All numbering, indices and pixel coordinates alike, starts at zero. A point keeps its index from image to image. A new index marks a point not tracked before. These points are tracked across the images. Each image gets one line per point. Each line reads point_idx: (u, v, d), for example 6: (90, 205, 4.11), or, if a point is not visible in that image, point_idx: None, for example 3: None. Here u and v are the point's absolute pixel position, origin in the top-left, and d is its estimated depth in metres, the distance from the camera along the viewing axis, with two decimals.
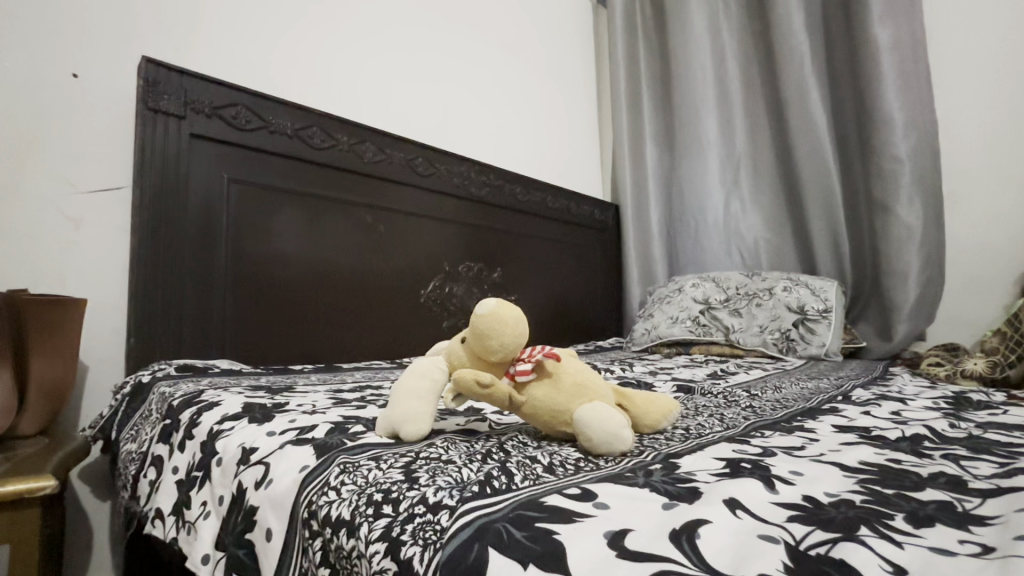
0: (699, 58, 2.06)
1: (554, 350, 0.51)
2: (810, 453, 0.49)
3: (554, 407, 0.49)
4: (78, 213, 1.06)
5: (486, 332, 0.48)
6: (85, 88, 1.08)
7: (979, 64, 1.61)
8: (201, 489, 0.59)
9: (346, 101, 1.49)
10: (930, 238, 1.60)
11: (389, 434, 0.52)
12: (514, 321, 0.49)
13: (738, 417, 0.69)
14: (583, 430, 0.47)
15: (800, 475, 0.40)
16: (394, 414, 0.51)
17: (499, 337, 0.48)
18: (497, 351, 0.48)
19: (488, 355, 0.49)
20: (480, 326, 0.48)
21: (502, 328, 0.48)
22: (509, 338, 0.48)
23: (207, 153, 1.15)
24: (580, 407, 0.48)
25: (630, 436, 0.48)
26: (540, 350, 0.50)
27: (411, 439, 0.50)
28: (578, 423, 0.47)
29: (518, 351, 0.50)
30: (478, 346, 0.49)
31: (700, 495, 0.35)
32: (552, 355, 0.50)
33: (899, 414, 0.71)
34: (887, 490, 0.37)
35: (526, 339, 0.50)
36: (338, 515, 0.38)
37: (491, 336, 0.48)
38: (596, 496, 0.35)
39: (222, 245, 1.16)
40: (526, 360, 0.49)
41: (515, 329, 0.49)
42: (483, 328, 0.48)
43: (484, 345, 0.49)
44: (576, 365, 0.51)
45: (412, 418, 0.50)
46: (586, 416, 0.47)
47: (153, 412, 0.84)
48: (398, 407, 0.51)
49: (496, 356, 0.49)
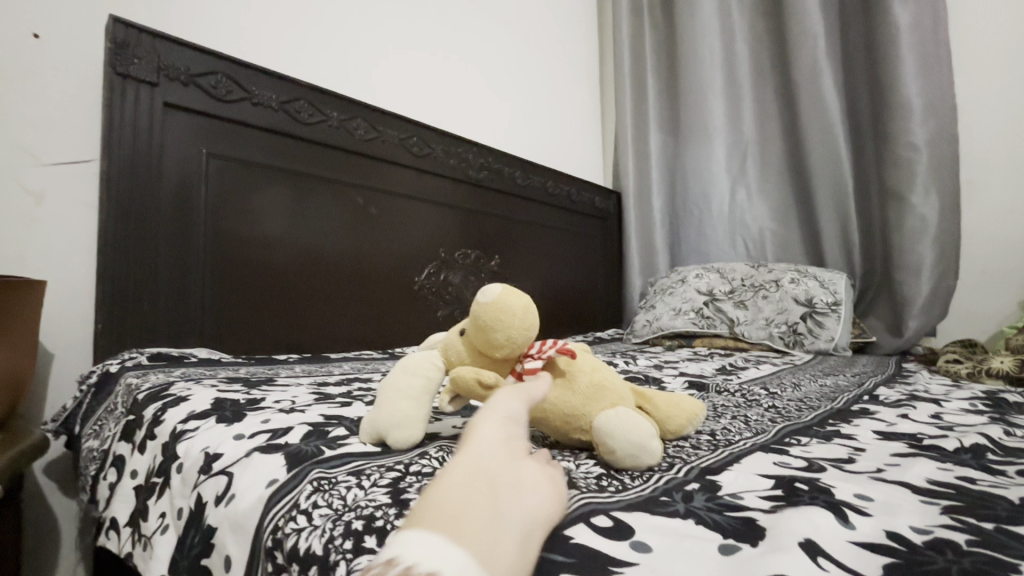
0: (707, 39, 1.96)
1: (567, 346, 0.44)
2: (864, 467, 0.43)
3: (568, 412, 0.42)
4: (40, 186, 0.97)
5: (490, 324, 0.41)
6: (47, 50, 0.99)
7: (1002, 49, 1.54)
8: (159, 498, 0.51)
9: (334, 74, 1.40)
10: (946, 230, 1.53)
11: (374, 439, 0.44)
12: (523, 313, 0.42)
13: (765, 420, 0.62)
14: (605, 440, 0.40)
15: (871, 501, 0.33)
16: (381, 413, 0.43)
17: (506, 329, 0.41)
18: (503, 346, 0.41)
19: (493, 350, 0.42)
20: (484, 317, 0.41)
21: (508, 319, 0.41)
22: (518, 331, 0.41)
23: (183, 125, 1.06)
24: (601, 414, 0.41)
25: (659, 449, 0.41)
26: (552, 345, 0.43)
27: (400, 446, 0.43)
28: (598, 432, 0.40)
29: (526, 346, 0.43)
30: (480, 340, 0.42)
31: (763, 532, 0.28)
32: (566, 352, 0.43)
33: (940, 418, 0.65)
34: (986, 524, 0.30)
35: (536, 332, 0.43)
36: (307, 548, 0.31)
37: (495, 327, 0.41)
38: (633, 535, 0.28)
39: (202, 224, 1.07)
40: (535, 357, 0.42)
41: (524, 320, 0.42)
42: (485, 319, 0.41)
43: (487, 339, 0.41)
44: (594, 364, 0.44)
45: (401, 421, 0.42)
46: (605, 424, 0.40)
47: (118, 406, 0.76)
48: (384, 408, 0.43)
49: (501, 352, 0.41)
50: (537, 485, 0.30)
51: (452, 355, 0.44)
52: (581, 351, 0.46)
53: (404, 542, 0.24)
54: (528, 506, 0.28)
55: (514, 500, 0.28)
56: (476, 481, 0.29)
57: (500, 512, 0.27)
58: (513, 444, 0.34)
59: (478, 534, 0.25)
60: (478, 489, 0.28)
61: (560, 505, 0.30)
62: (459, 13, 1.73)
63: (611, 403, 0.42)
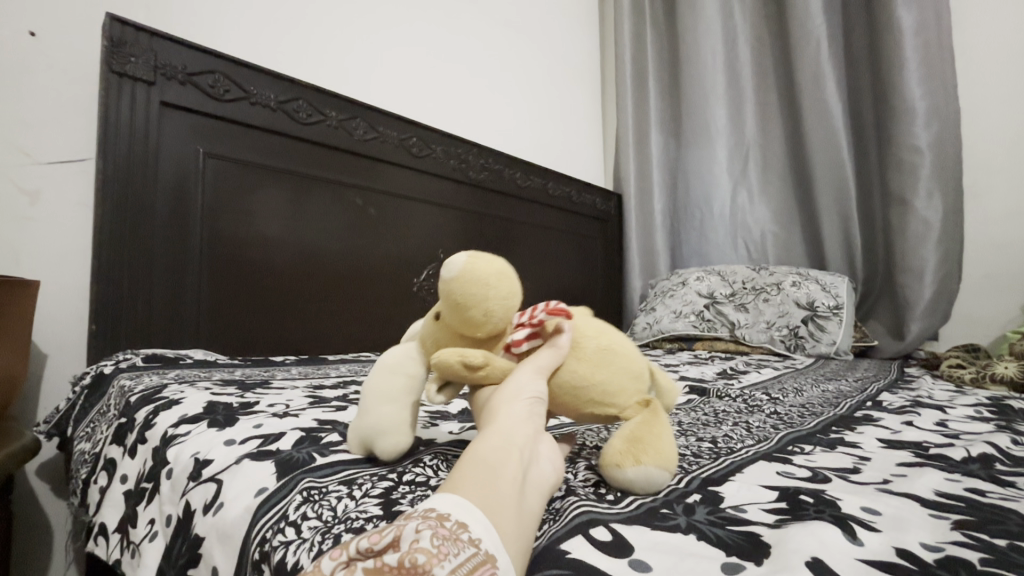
0: (709, 41, 1.95)
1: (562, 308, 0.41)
2: (870, 478, 0.41)
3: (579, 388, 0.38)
4: (36, 185, 0.96)
5: (464, 301, 0.37)
6: (44, 48, 0.98)
7: (1007, 52, 1.53)
8: (149, 505, 0.50)
9: (333, 74, 1.39)
10: (949, 234, 1.52)
11: (360, 446, 0.42)
12: (497, 280, 0.37)
13: (767, 427, 0.61)
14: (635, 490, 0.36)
15: (879, 515, 0.32)
16: (365, 419, 0.41)
17: (482, 305, 0.37)
18: (482, 322, 0.37)
19: (473, 329, 0.38)
20: (456, 294, 0.37)
21: (483, 292, 0.37)
22: (496, 303, 0.37)
23: (181, 125, 1.05)
24: (631, 469, 0.35)
25: (674, 459, 0.37)
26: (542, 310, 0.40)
27: (389, 455, 0.40)
28: (626, 482, 0.36)
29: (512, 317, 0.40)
30: (457, 320, 0.38)
31: (767, 549, 0.27)
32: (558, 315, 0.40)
33: (945, 426, 0.64)
34: (998, 541, 0.29)
35: (518, 302, 0.39)
36: (294, 563, 0.29)
37: (471, 304, 0.37)
38: (632, 552, 0.27)
39: (198, 223, 1.06)
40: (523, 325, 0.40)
41: (501, 290, 0.38)
42: (458, 296, 0.37)
43: (464, 318, 0.38)
44: (594, 329, 0.41)
45: (389, 429, 0.40)
46: (633, 478, 0.35)
47: (110, 408, 0.75)
48: (368, 416, 0.40)
49: (482, 329, 0.38)
50: (545, 464, 0.35)
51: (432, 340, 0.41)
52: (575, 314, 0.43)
53: (464, 510, 0.26)
54: (542, 487, 0.32)
55: (534, 480, 0.32)
56: (513, 455, 0.32)
57: (528, 492, 0.30)
58: (537, 419, 0.36)
59: (518, 512, 0.28)
60: (513, 463, 0.31)
61: (556, 480, 0.35)
62: (460, 13, 1.72)
63: (635, 456, 0.35)
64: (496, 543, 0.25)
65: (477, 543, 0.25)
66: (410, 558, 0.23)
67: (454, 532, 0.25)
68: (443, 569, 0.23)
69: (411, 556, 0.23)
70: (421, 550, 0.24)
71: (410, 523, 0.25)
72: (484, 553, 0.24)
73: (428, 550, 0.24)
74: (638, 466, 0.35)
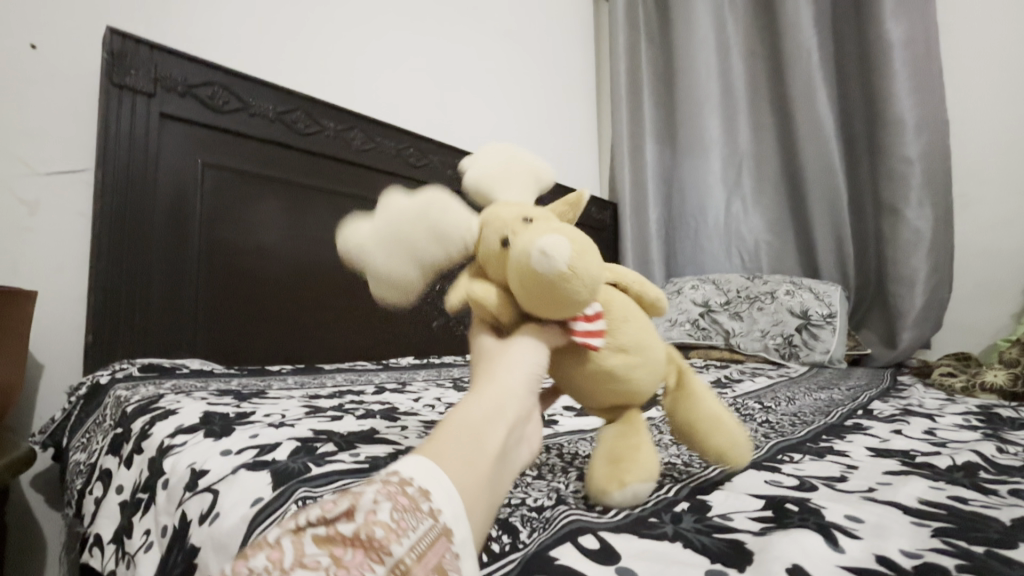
0: (703, 52, 1.98)
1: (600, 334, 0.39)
2: (856, 486, 0.42)
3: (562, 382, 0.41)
4: (35, 196, 0.97)
5: (528, 291, 0.35)
6: (45, 60, 0.99)
7: (994, 64, 1.56)
8: (145, 515, 0.50)
9: (331, 85, 1.41)
10: (940, 243, 1.53)
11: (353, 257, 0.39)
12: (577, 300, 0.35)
13: (758, 436, 0.62)
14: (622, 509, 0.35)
15: (862, 523, 0.33)
16: (388, 260, 0.38)
17: (540, 307, 0.36)
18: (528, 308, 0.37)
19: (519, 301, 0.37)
20: (528, 282, 0.35)
21: (549, 303, 0.35)
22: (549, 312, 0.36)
23: (180, 136, 1.06)
24: (618, 495, 0.35)
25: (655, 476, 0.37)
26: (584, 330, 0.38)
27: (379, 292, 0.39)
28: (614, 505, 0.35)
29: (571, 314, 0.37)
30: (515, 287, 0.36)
31: (749, 556, 0.28)
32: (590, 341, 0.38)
33: (933, 434, 0.65)
34: (976, 548, 0.30)
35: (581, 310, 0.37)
36: None
37: (531, 298, 0.36)
38: (619, 559, 0.28)
39: (196, 233, 1.07)
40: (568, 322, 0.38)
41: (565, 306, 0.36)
42: (528, 285, 0.35)
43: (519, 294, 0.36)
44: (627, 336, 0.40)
45: (402, 283, 0.39)
46: (619, 501, 0.35)
47: (106, 418, 0.75)
48: (392, 260, 0.38)
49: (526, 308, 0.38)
50: (521, 449, 0.35)
51: (488, 249, 0.39)
52: (628, 308, 0.41)
53: (433, 477, 0.27)
54: (514, 467, 0.33)
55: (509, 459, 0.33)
56: (495, 427, 0.32)
57: (499, 470, 0.31)
58: (529, 397, 0.36)
59: (484, 488, 0.29)
60: (491, 436, 0.31)
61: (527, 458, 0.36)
62: (456, 25, 1.75)
63: (619, 479, 0.35)
64: (454, 517, 0.26)
65: (436, 514, 0.25)
66: (368, 530, 0.24)
67: (416, 501, 0.25)
68: (400, 545, 0.24)
69: (369, 529, 0.24)
70: (379, 524, 0.24)
71: (368, 493, 0.25)
72: (441, 527, 0.25)
73: (386, 524, 0.24)
74: (624, 490, 0.35)
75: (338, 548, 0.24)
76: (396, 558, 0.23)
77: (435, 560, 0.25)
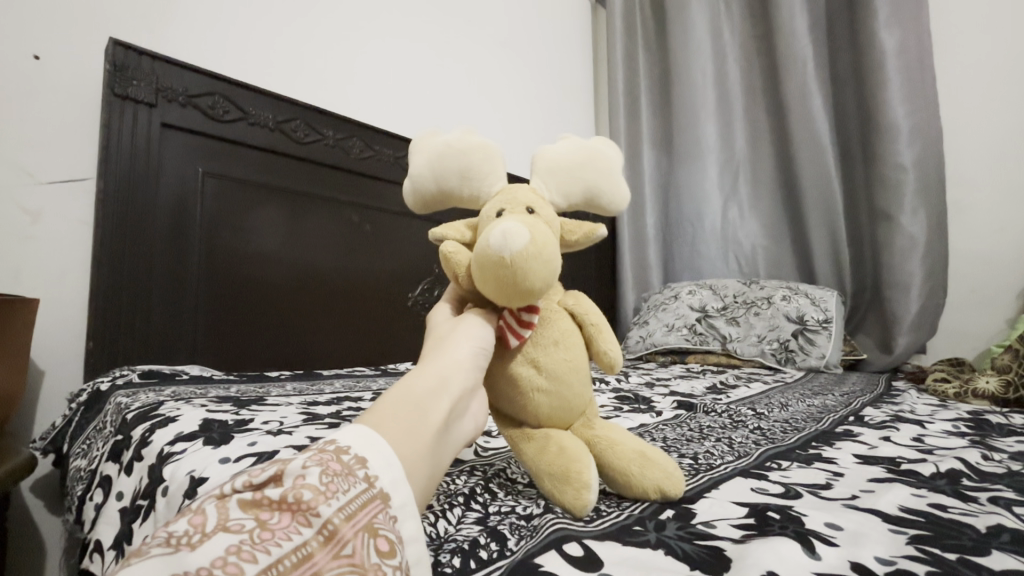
0: (700, 59, 2.00)
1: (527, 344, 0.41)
2: (839, 494, 0.43)
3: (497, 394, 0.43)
4: (38, 205, 0.98)
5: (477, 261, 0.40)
6: (48, 71, 1.00)
7: (987, 72, 1.57)
8: (145, 521, 0.51)
9: (331, 93, 1.42)
10: (934, 248, 1.55)
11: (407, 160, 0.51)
12: (513, 291, 0.39)
13: (749, 443, 0.63)
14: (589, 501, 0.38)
15: (840, 530, 0.34)
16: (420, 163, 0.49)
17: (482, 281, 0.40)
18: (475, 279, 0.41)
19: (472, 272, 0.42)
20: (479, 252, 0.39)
21: (487, 281, 0.39)
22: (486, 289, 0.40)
23: (180, 145, 1.07)
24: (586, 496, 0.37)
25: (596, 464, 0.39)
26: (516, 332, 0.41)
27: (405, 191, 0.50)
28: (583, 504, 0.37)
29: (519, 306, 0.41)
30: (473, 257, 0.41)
31: (727, 564, 0.29)
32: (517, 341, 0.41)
33: (920, 441, 0.66)
34: (949, 555, 0.31)
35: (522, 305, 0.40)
36: None
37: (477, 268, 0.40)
38: (601, 567, 0.29)
39: (196, 240, 1.08)
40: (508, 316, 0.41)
41: (502, 293, 0.39)
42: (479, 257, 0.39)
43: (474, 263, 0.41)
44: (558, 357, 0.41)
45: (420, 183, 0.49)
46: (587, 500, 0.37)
47: (106, 424, 0.76)
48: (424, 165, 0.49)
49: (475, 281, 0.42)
50: (465, 423, 0.39)
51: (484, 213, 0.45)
52: (568, 334, 0.42)
53: (371, 448, 0.31)
54: (456, 440, 0.37)
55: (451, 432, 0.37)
56: (434, 405, 0.36)
57: (438, 441, 0.35)
58: (473, 377, 0.40)
59: (423, 458, 0.33)
60: (430, 413, 0.35)
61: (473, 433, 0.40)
62: (455, 33, 1.77)
63: (579, 486, 0.37)
64: (391, 482, 0.30)
65: (371, 480, 0.29)
66: (297, 493, 0.26)
67: (350, 468, 0.29)
68: (330, 506, 0.26)
69: (297, 492, 0.26)
70: (307, 488, 0.27)
71: (297, 461, 0.28)
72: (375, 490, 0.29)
73: (315, 487, 0.27)
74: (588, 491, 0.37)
75: (265, 511, 0.26)
76: (324, 517, 0.26)
77: (366, 520, 0.27)
